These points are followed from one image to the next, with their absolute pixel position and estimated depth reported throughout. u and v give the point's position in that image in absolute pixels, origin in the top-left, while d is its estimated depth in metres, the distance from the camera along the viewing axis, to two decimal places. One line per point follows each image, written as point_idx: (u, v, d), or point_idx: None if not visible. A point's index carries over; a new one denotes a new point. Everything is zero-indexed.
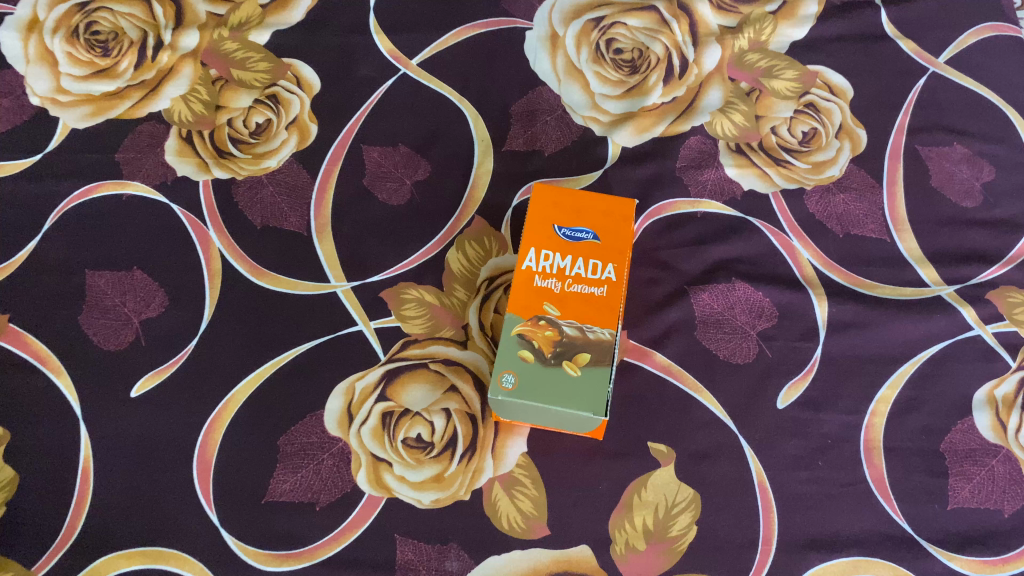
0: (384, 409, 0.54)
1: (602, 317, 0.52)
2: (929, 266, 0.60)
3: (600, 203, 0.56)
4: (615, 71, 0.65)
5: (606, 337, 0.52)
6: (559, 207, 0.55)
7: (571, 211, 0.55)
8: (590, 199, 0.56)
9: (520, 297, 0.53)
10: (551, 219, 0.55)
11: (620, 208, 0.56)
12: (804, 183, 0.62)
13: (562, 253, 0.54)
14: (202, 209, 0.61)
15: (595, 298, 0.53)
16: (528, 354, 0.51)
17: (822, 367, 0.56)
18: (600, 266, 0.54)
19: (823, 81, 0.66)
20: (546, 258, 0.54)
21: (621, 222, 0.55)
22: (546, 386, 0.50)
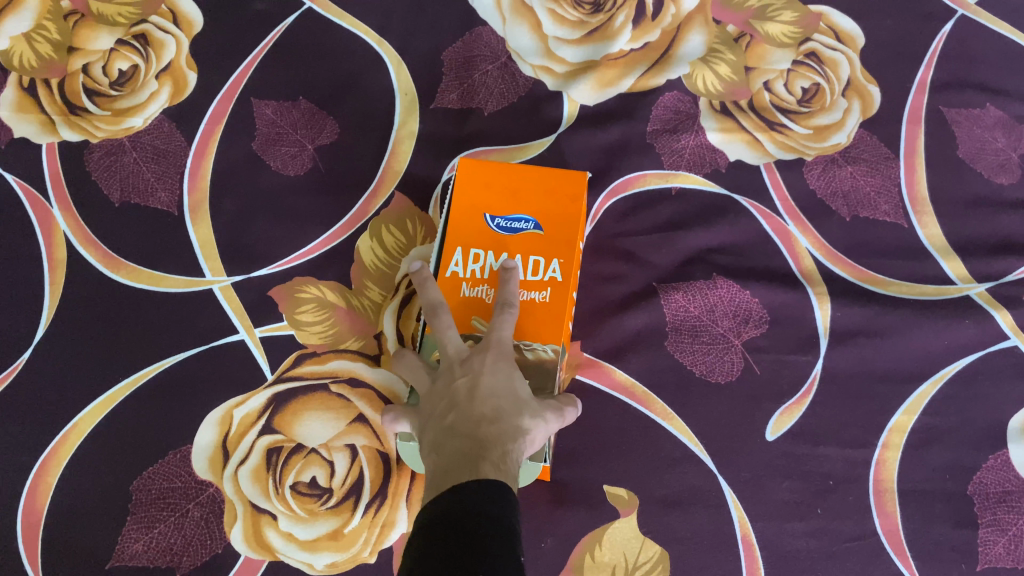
0: (270, 445, 0.43)
1: (544, 330, 0.40)
2: (955, 258, 0.48)
3: (543, 180, 0.41)
4: (574, 9, 0.52)
5: (549, 357, 0.40)
6: (488, 187, 0.41)
7: (506, 192, 0.41)
8: (528, 176, 0.41)
9: None
10: (480, 207, 0.41)
11: (569, 184, 0.41)
12: (804, 153, 0.50)
13: (497, 251, 0.41)
14: (45, 181, 0.48)
15: (539, 309, 0.40)
16: None
17: (823, 387, 0.45)
18: (544, 266, 0.41)
19: (828, 25, 0.53)
20: (476, 259, 0.41)
21: (570, 203, 0.41)
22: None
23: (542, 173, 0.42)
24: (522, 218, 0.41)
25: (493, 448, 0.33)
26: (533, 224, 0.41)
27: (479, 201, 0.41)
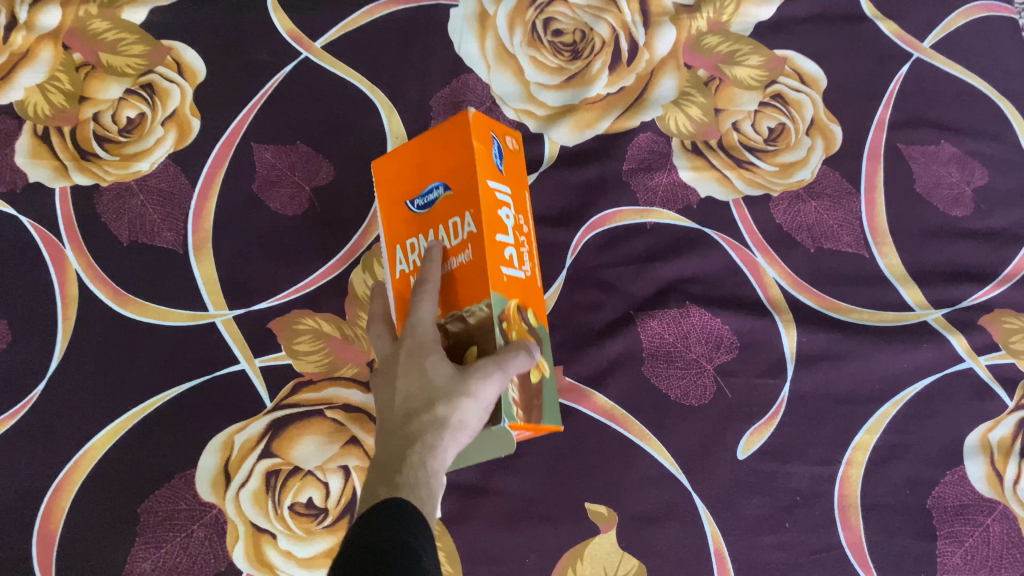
0: (269, 468, 0.45)
1: (473, 289, 0.38)
2: (913, 286, 0.51)
3: (430, 145, 0.40)
4: (554, 56, 0.56)
5: (485, 314, 0.37)
6: (395, 180, 0.42)
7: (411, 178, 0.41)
8: (423, 148, 0.40)
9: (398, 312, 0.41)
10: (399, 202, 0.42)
11: (459, 132, 0.39)
12: (770, 189, 0.54)
13: (421, 231, 0.40)
14: (58, 222, 0.51)
15: (465, 269, 0.38)
16: None
17: (790, 408, 0.48)
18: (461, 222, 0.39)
19: (793, 69, 0.57)
20: (409, 250, 0.41)
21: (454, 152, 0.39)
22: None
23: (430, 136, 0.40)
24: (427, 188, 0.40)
25: (396, 459, 0.33)
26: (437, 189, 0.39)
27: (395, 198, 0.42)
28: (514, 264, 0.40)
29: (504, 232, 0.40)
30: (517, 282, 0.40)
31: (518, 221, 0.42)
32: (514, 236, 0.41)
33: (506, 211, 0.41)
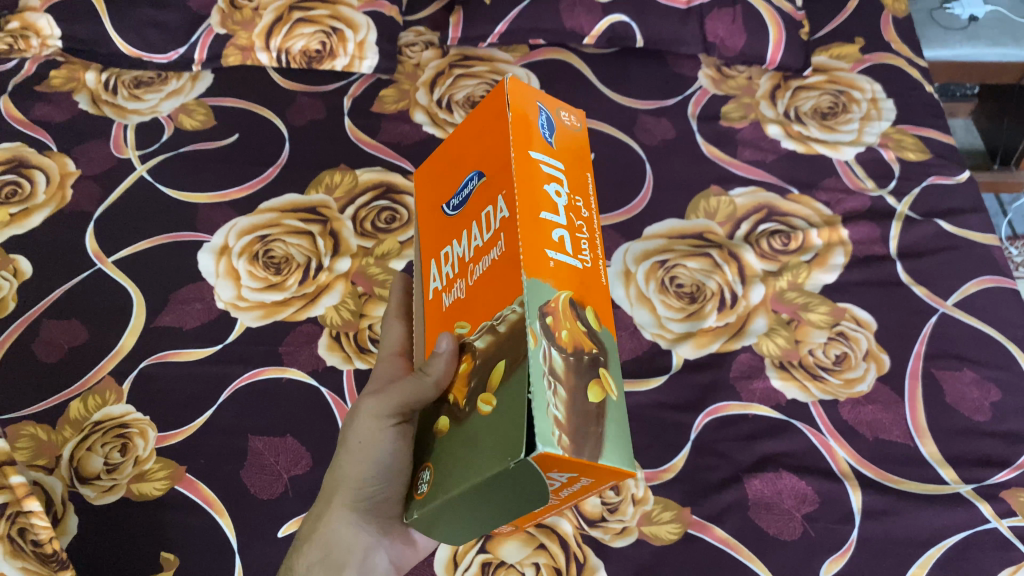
0: (484, 559, 0.66)
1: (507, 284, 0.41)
2: (949, 467, 0.71)
3: (479, 138, 0.48)
4: (677, 299, 0.81)
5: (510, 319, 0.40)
6: (452, 180, 0.51)
7: (457, 176, 0.50)
8: (467, 146, 0.49)
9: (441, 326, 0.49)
10: (427, 222, 0.54)
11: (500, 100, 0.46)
12: (838, 395, 0.75)
13: (460, 225, 0.48)
14: (345, 392, 0.76)
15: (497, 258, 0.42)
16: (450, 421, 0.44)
17: (858, 546, 0.66)
18: (493, 208, 0.44)
19: (851, 315, 0.81)
20: (461, 240, 0.48)
21: (501, 138, 0.45)
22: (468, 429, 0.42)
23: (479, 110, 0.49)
24: (466, 181, 0.48)
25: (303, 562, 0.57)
26: (475, 177, 0.47)
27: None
28: (566, 250, 0.43)
29: (550, 211, 0.43)
30: (569, 269, 0.42)
31: (577, 203, 0.45)
32: (570, 220, 0.44)
33: (557, 186, 0.45)
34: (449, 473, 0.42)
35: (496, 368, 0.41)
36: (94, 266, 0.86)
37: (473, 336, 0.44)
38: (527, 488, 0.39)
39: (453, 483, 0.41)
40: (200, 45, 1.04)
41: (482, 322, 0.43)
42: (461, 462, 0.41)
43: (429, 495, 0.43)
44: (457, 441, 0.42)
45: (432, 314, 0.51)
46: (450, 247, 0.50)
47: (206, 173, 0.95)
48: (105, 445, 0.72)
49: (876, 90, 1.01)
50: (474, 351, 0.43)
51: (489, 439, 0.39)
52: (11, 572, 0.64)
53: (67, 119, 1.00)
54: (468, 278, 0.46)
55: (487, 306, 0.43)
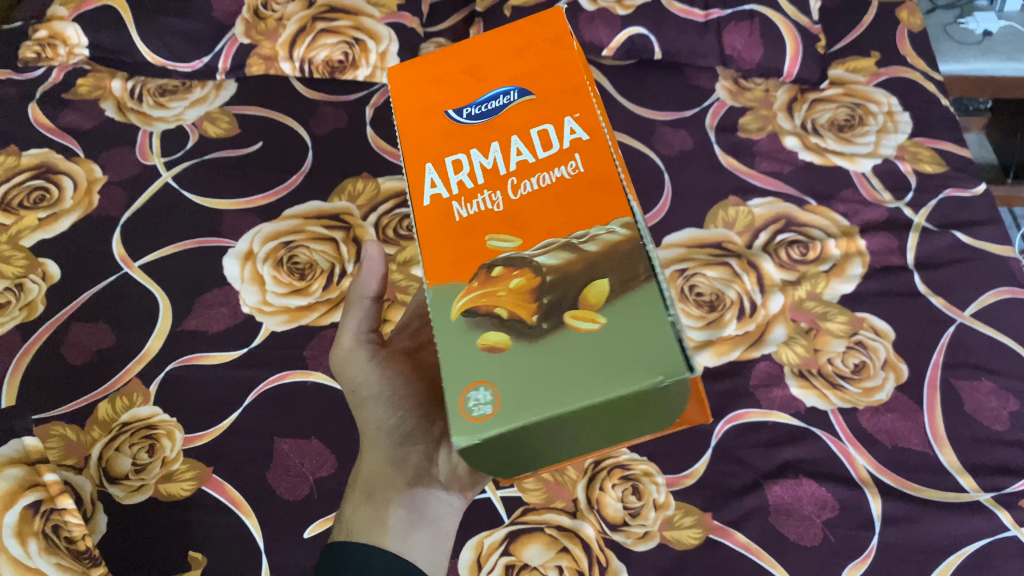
0: (507, 562, 0.66)
1: (597, 195, 0.42)
2: (968, 475, 0.71)
3: (513, 57, 0.49)
4: (697, 308, 0.82)
5: (610, 235, 0.41)
6: (458, 88, 0.49)
7: (474, 89, 0.48)
8: (491, 62, 0.49)
9: (457, 244, 0.44)
10: (411, 129, 0.49)
11: (558, 25, 0.49)
12: (857, 403, 0.76)
13: (484, 135, 0.47)
14: None
15: (579, 170, 0.44)
16: (510, 336, 0.41)
17: (879, 552, 0.67)
18: (557, 126, 0.45)
19: (869, 325, 0.81)
20: (486, 150, 0.46)
21: (566, 67, 0.47)
22: (554, 348, 0.39)
23: (509, 31, 0.50)
24: (493, 93, 0.48)
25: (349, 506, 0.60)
26: (514, 93, 0.47)
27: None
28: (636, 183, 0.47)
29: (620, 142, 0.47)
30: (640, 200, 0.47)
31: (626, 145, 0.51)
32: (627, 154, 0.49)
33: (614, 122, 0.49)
34: (535, 396, 0.38)
35: (595, 287, 0.40)
36: (121, 270, 0.87)
37: (527, 254, 0.42)
38: (657, 413, 0.39)
39: (571, 398, 0.37)
40: (224, 54, 1.06)
41: (543, 239, 0.42)
42: (557, 383, 0.38)
43: (501, 416, 0.38)
44: (538, 361, 0.39)
45: (423, 222, 0.45)
46: (458, 156, 0.47)
47: (231, 180, 0.96)
48: (133, 446, 0.73)
49: (892, 104, 1.02)
50: (542, 268, 0.41)
51: (601, 364, 0.38)
52: (46, 568, 0.64)
53: (93, 126, 1.01)
54: (509, 190, 0.44)
55: (556, 223, 0.42)
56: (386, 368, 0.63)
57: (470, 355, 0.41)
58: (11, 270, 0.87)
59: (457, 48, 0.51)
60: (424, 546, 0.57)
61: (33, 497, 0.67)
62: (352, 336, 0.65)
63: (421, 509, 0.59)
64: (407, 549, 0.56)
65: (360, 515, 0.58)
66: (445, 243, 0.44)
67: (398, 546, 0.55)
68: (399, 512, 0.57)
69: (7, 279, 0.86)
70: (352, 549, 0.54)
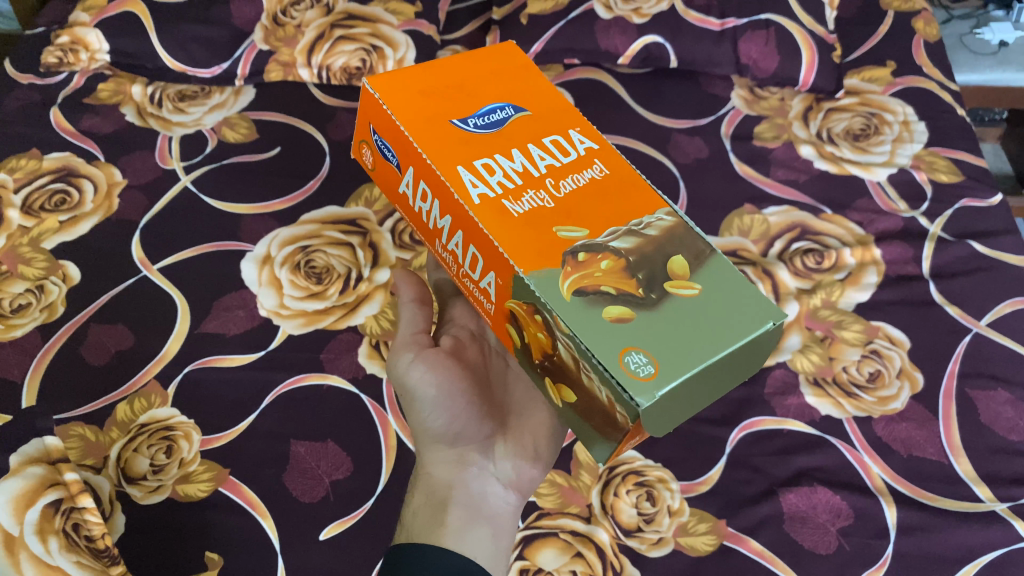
0: (522, 566, 0.66)
1: (631, 192, 0.53)
2: (983, 485, 0.71)
3: (492, 81, 0.58)
4: None
5: (663, 222, 0.51)
6: (458, 103, 0.56)
7: (469, 104, 0.56)
8: (473, 83, 0.58)
9: (534, 238, 0.49)
10: (420, 135, 0.54)
11: (517, 58, 0.62)
12: (872, 412, 0.76)
13: (503, 144, 0.54)
14: (384, 400, 0.79)
15: (608, 174, 0.54)
16: (627, 309, 0.47)
17: (893, 561, 0.67)
18: (566, 138, 0.56)
19: (884, 334, 0.81)
20: (511, 156, 0.54)
21: (544, 95, 0.59)
22: (667, 313, 0.47)
23: (475, 58, 0.60)
24: (491, 108, 0.56)
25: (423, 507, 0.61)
26: (509, 109, 0.57)
27: (390, 145, 0.57)
28: None
29: None
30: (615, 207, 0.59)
31: None
32: None
33: None
34: (682, 352, 0.45)
35: (675, 262, 0.49)
36: (141, 273, 0.88)
37: (601, 241, 0.49)
38: (743, 367, 0.49)
39: (711, 347, 0.45)
40: (243, 60, 1.08)
41: (607, 227, 0.50)
42: (692, 338, 0.46)
43: (665, 371, 0.44)
44: (662, 324, 0.47)
45: (485, 214, 0.50)
46: (485, 160, 0.53)
47: (249, 184, 0.97)
48: (151, 447, 0.74)
49: (908, 113, 1.03)
50: (622, 250, 0.49)
51: (716, 317, 0.47)
52: (66, 566, 0.64)
53: (113, 130, 1.02)
54: (552, 189, 0.52)
55: (610, 215, 0.51)
56: (435, 368, 0.63)
57: (599, 326, 0.46)
58: (31, 272, 0.86)
59: (429, 66, 0.59)
60: (484, 541, 0.60)
61: (53, 496, 0.67)
62: (403, 337, 0.66)
63: (477, 508, 0.62)
64: (464, 547, 0.58)
65: (420, 521, 0.60)
66: (524, 237, 0.49)
67: (458, 545, 0.58)
68: (458, 511, 0.61)
69: (27, 280, 0.86)
70: (411, 550, 0.54)
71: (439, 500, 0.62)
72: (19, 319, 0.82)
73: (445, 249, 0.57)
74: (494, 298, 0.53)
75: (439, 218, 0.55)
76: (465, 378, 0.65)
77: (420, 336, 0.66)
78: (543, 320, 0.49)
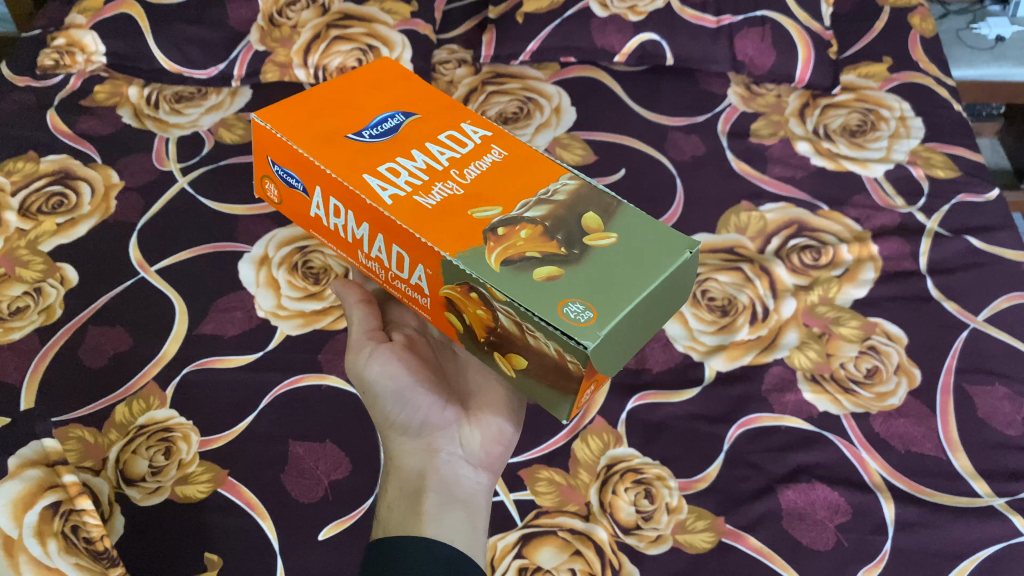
0: (521, 564, 0.66)
1: (533, 168, 0.55)
2: (981, 480, 0.71)
3: (377, 98, 0.60)
4: (709, 312, 0.83)
5: (567, 186, 0.54)
6: (351, 119, 0.58)
7: (361, 119, 0.58)
8: (359, 101, 0.60)
9: (453, 225, 0.50)
10: (320, 153, 0.55)
11: (395, 72, 0.64)
12: (869, 408, 0.76)
13: (403, 146, 0.56)
14: None
15: (509, 154, 0.56)
16: (554, 269, 0.48)
17: (892, 557, 0.66)
18: (460, 132, 0.58)
19: (881, 330, 0.81)
20: (413, 156, 0.55)
21: (428, 100, 0.61)
22: (591, 264, 0.48)
23: (356, 78, 0.62)
24: (383, 119, 0.58)
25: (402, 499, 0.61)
26: (400, 116, 0.59)
27: (292, 171, 0.58)
28: None
29: None
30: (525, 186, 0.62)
31: None
32: None
33: None
34: (617, 293, 0.47)
35: (588, 219, 0.51)
36: (138, 274, 0.88)
37: (516, 213, 0.51)
38: (669, 300, 0.51)
39: (637, 283, 0.47)
40: (240, 61, 1.08)
41: (517, 201, 0.52)
42: (622, 280, 0.47)
43: (602, 313, 0.45)
44: (588, 275, 0.48)
45: (400, 211, 0.51)
46: (390, 165, 0.54)
47: (247, 186, 0.97)
48: (149, 448, 0.74)
49: (904, 109, 1.03)
50: (536, 219, 0.50)
51: (636, 259, 0.49)
52: (65, 568, 0.64)
53: (110, 132, 1.02)
54: (458, 178, 0.54)
55: (517, 188, 0.53)
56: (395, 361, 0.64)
57: (532, 287, 0.47)
58: (29, 275, 0.86)
59: (312, 91, 0.60)
60: (467, 524, 0.59)
61: (53, 498, 0.67)
62: (359, 335, 0.66)
63: (454, 492, 0.62)
64: (445, 534, 0.57)
65: (398, 515, 0.60)
66: (446, 225, 0.50)
67: (440, 530, 0.57)
68: (434, 497, 0.61)
69: (25, 283, 0.86)
70: (390, 542, 0.54)
71: (415, 489, 0.62)
72: (17, 321, 0.83)
73: (369, 258, 0.57)
74: (427, 291, 0.54)
75: (355, 229, 0.56)
76: (421, 367, 0.66)
77: (375, 331, 0.66)
78: (479, 297, 0.49)
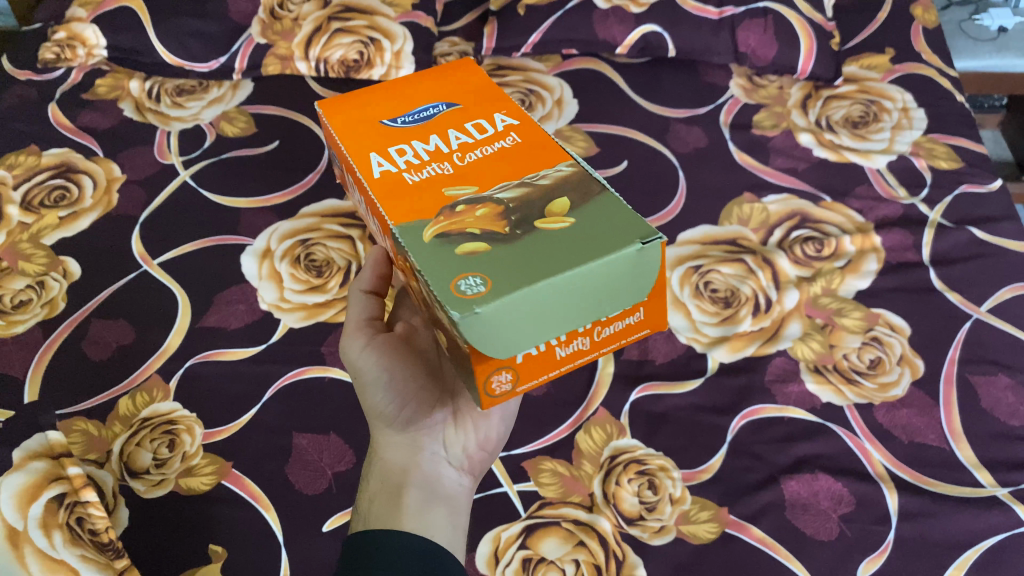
0: (525, 555, 0.66)
1: (544, 155, 0.53)
2: (984, 470, 0.71)
3: (431, 91, 0.61)
4: (712, 304, 0.83)
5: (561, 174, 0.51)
6: (394, 108, 0.60)
7: (404, 107, 0.59)
8: (413, 93, 0.61)
9: (422, 200, 0.50)
10: (351, 135, 0.57)
11: (467, 71, 0.65)
12: (872, 399, 0.76)
13: (421, 132, 0.56)
14: None
15: (520, 143, 0.54)
16: (483, 244, 0.46)
17: (895, 547, 0.66)
18: (489, 120, 0.57)
19: (884, 321, 0.81)
20: (427, 140, 0.56)
21: (479, 93, 0.61)
22: (529, 246, 0.46)
23: (424, 75, 0.64)
24: (423, 108, 0.59)
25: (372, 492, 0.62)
26: (441, 106, 0.59)
27: (337, 155, 0.61)
28: None
29: None
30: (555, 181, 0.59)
31: None
32: None
33: None
34: (523, 271, 0.43)
35: (555, 203, 0.48)
36: (141, 267, 0.88)
37: (487, 195, 0.49)
38: (620, 294, 0.46)
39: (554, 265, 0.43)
40: (241, 54, 1.08)
41: (496, 183, 0.50)
42: (543, 261, 0.44)
43: (495, 289, 0.43)
44: (518, 254, 0.45)
45: (377, 186, 0.52)
46: (400, 146, 0.55)
47: (249, 179, 0.97)
48: (154, 441, 0.74)
49: (907, 100, 1.03)
50: (503, 201, 0.49)
51: (581, 244, 0.45)
52: (72, 561, 0.65)
53: (111, 125, 1.02)
54: (456, 160, 0.53)
55: (504, 174, 0.51)
56: (380, 353, 0.63)
57: (450, 260, 0.45)
58: (31, 269, 0.87)
59: (374, 87, 0.63)
60: (441, 518, 0.59)
61: (58, 490, 0.69)
62: (355, 321, 0.66)
63: (432, 488, 0.62)
64: (422, 525, 0.58)
65: (376, 506, 0.60)
66: (416, 201, 0.50)
67: (413, 522, 0.57)
68: (414, 492, 0.61)
69: (28, 276, 0.86)
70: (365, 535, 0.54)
71: (395, 484, 0.61)
72: (19, 315, 0.83)
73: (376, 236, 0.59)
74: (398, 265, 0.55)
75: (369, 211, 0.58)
76: (406, 358, 0.65)
77: (373, 321, 0.66)
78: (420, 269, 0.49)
